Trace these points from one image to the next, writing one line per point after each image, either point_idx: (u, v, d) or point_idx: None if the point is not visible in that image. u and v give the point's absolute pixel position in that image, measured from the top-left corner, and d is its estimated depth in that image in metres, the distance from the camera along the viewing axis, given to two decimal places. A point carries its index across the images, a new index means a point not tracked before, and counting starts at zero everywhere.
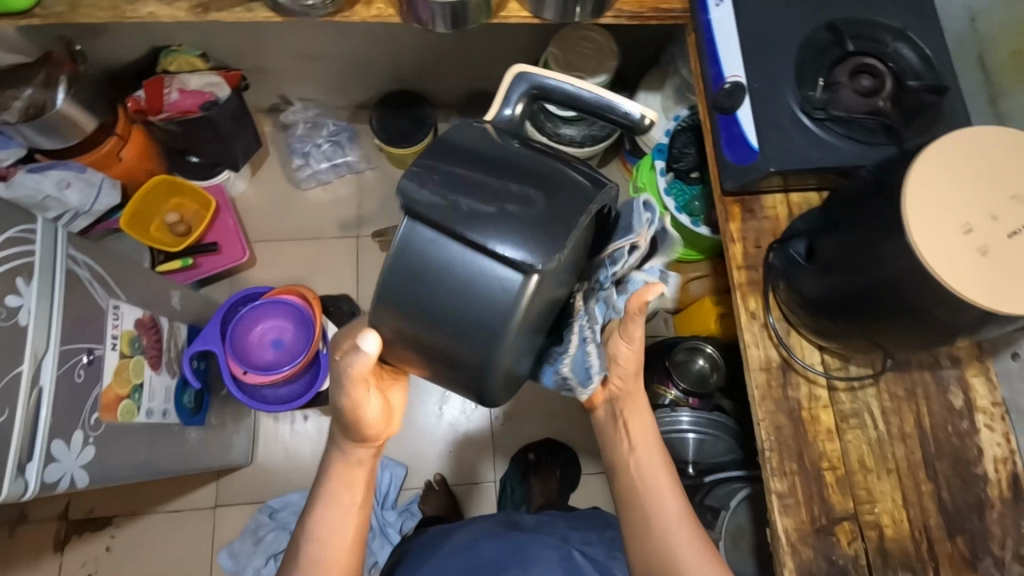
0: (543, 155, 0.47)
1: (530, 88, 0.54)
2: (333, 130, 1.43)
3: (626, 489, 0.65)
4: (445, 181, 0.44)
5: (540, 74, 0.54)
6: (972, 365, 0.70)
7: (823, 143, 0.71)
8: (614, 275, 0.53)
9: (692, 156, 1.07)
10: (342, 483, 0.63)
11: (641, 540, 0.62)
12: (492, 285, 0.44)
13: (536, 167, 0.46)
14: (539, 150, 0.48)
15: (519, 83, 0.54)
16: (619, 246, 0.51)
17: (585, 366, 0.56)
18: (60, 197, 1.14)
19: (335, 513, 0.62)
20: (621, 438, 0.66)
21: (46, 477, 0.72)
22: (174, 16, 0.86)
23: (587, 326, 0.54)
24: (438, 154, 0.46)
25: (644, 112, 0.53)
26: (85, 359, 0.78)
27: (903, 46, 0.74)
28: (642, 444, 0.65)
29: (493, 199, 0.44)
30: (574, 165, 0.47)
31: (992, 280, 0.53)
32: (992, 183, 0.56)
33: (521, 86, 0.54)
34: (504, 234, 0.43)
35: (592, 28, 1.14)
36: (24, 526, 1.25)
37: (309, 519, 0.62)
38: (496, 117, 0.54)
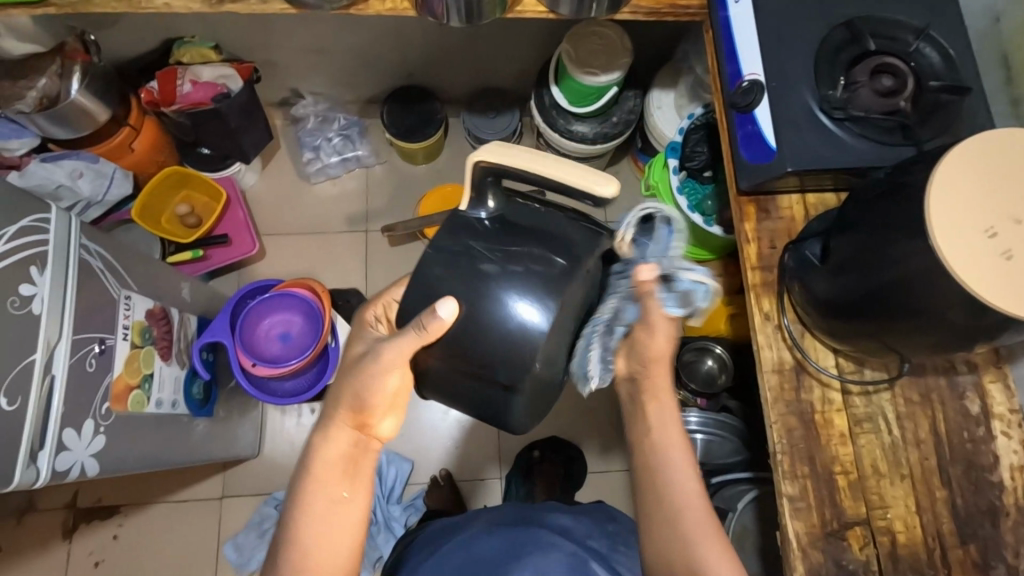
0: (558, 219, 0.56)
1: (490, 175, 0.55)
2: (343, 124, 1.43)
3: (638, 468, 0.61)
4: (474, 245, 0.54)
5: (495, 160, 0.54)
6: (989, 370, 0.69)
7: (842, 143, 0.70)
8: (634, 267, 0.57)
9: (704, 155, 1.06)
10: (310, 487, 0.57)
11: (657, 529, 0.60)
12: (517, 328, 0.52)
13: (554, 231, 0.55)
14: (546, 220, 0.56)
15: (482, 170, 0.55)
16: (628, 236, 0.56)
17: (585, 365, 0.57)
18: (73, 186, 1.15)
19: (307, 520, 0.56)
20: (639, 417, 0.62)
21: (57, 465, 0.72)
22: (188, 8, 0.86)
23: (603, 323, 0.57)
24: (466, 223, 0.56)
25: (606, 185, 0.53)
26: (97, 349, 0.78)
27: (924, 45, 0.73)
28: (661, 428, 0.61)
29: (516, 260, 0.53)
30: (583, 224, 0.57)
31: (1015, 285, 0.52)
32: (1016, 186, 0.55)
33: (485, 173, 0.55)
34: (526, 287, 0.52)
35: (606, 24, 1.12)
36: (32, 513, 1.26)
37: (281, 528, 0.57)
38: (465, 210, 0.57)
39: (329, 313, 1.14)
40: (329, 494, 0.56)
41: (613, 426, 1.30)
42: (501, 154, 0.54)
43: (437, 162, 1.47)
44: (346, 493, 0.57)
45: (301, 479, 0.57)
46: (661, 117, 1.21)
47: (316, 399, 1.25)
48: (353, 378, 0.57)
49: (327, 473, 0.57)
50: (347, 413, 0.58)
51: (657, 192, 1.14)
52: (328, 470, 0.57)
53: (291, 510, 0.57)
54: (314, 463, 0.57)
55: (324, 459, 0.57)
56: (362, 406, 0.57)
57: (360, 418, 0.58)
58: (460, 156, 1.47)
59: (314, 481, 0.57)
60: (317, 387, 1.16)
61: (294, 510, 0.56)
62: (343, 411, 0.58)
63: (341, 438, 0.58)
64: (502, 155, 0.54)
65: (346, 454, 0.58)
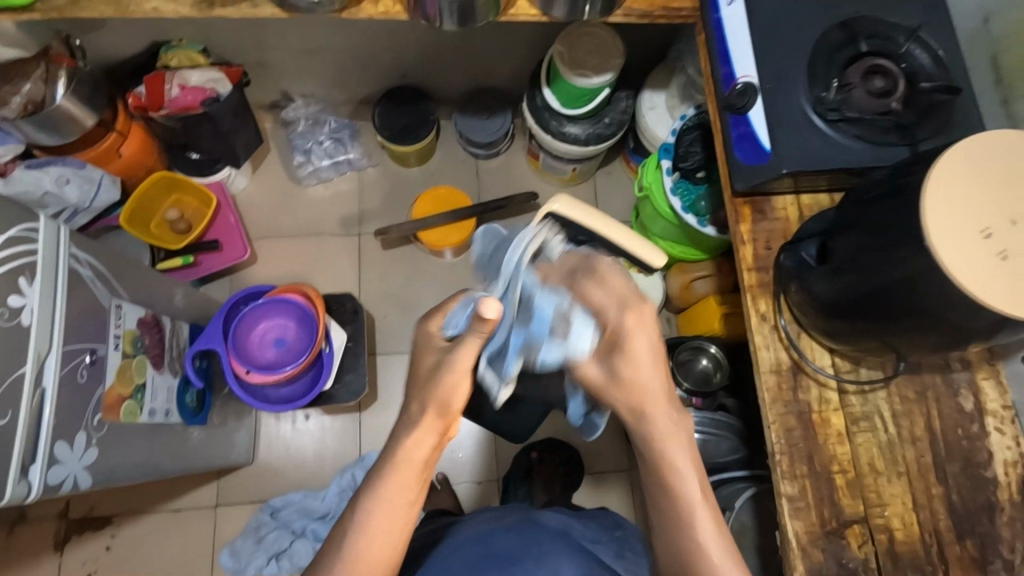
0: None
1: None
2: (334, 126, 1.42)
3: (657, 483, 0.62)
4: None
5: None
6: (982, 367, 0.70)
7: (835, 144, 0.70)
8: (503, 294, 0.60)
9: (698, 155, 1.05)
10: (395, 481, 0.61)
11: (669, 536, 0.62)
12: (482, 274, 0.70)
13: None
14: None
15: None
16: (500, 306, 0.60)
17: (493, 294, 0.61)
18: (59, 194, 1.12)
19: (382, 508, 0.61)
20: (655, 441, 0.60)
21: (49, 479, 0.71)
22: (177, 12, 0.85)
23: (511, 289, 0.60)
24: None
25: None
26: (88, 360, 0.77)
27: (915, 46, 0.73)
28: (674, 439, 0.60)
29: None
30: None
31: (1011, 286, 0.52)
32: (1010, 187, 0.55)
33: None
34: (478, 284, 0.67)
35: (597, 25, 1.12)
36: (23, 526, 1.24)
37: (357, 513, 0.61)
38: None
39: (324, 319, 1.13)
40: (403, 489, 0.61)
41: (611, 426, 1.31)
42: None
43: (429, 164, 1.46)
44: (417, 495, 0.62)
45: (383, 470, 0.62)
46: (653, 117, 1.22)
47: (312, 404, 1.24)
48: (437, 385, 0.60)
49: (408, 472, 0.61)
50: (435, 417, 0.61)
51: (651, 194, 1.14)
52: (410, 467, 0.61)
53: (366, 501, 0.61)
54: (397, 460, 0.61)
55: (407, 456, 0.61)
56: (447, 410, 0.61)
57: (444, 424, 0.61)
58: (453, 158, 1.47)
59: (394, 473, 0.61)
60: (313, 394, 1.15)
61: (367, 497, 0.61)
62: (431, 414, 0.61)
63: (424, 440, 0.61)
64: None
65: (424, 458, 0.62)
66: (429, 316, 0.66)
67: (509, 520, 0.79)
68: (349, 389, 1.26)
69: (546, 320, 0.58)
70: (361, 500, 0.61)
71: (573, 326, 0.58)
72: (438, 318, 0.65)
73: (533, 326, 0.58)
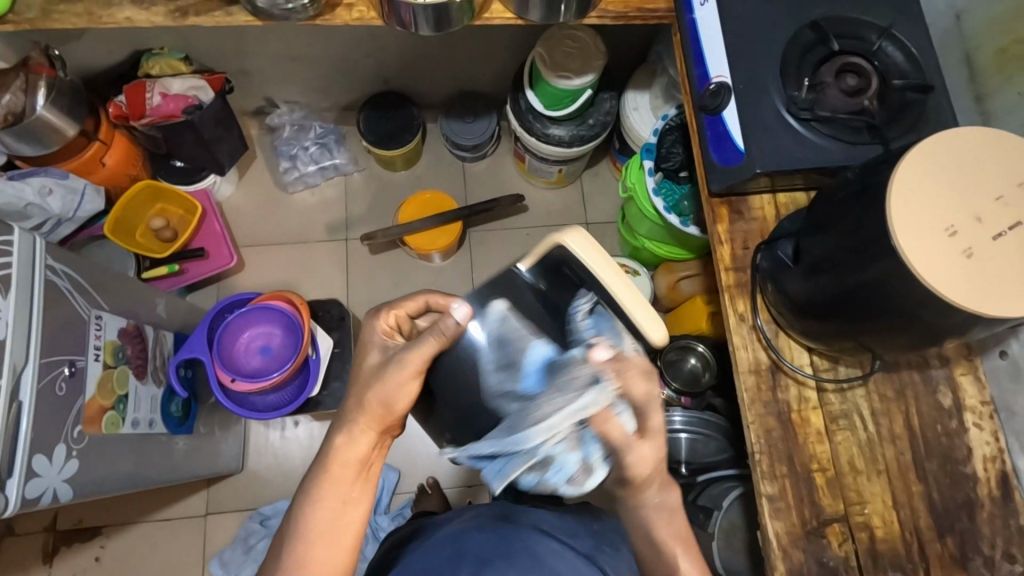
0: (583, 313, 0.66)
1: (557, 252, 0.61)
2: (319, 132, 1.42)
3: None
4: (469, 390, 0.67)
5: (569, 245, 0.60)
6: (961, 363, 0.70)
7: (808, 143, 0.71)
8: (541, 433, 0.55)
9: (680, 156, 1.06)
10: (329, 483, 0.61)
11: None
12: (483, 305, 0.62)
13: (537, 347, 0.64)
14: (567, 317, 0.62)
15: (553, 251, 0.62)
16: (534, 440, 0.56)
17: (539, 420, 0.55)
18: (42, 204, 1.10)
19: (322, 512, 0.61)
20: None
21: (27, 493, 0.70)
22: (151, 21, 0.85)
23: (553, 427, 0.55)
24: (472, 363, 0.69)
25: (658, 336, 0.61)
26: (67, 372, 0.77)
27: (887, 44, 0.74)
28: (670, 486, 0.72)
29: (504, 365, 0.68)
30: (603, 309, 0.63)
31: (977, 282, 0.52)
32: (974, 184, 0.55)
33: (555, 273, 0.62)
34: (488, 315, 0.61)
35: (578, 27, 1.12)
36: (11, 538, 1.24)
37: (297, 519, 0.61)
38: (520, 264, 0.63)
39: (309, 325, 1.12)
40: (340, 490, 0.62)
41: None
42: (584, 261, 0.61)
43: (415, 168, 1.46)
44: (358, 495, 0.62)
45: (319, 472, 0.62)
46: (638, 118, 1.21)
47: (299, 411, 1.24)
48: (375, 383, 0.61)
49: (343, 474, 0.62)
50: (363, 414, 0.62)
51: (635, 193, 1.13)
52: (346, 469, 0.62)
53: (303, 507, 0.61)
54: (331, 464, 0.62)
55: (339, 455, 0.62)
56: (382, 409, 0.61)
57: (375, 422, 0.62)
58: (439, 161, 1.47)
59: (329, 477, 0.62)
60: (300, 400, 1.14)
61: (307, 504, 0.61)
62: (363, 413, 0.62)
63: (360, 439, 0.62)
64: (586, 254, 0.61)
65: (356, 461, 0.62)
66: (379, 313, 0.66)
67: (492, 516, 0.79)
68: (336, 396, 1.25)
69: (572, 468, 0.57)
70: (300, 505, 0.62)
71: (590, 481, 0.58)
72: (389, 316, 0.66)
73: (549, 473, 0.58)
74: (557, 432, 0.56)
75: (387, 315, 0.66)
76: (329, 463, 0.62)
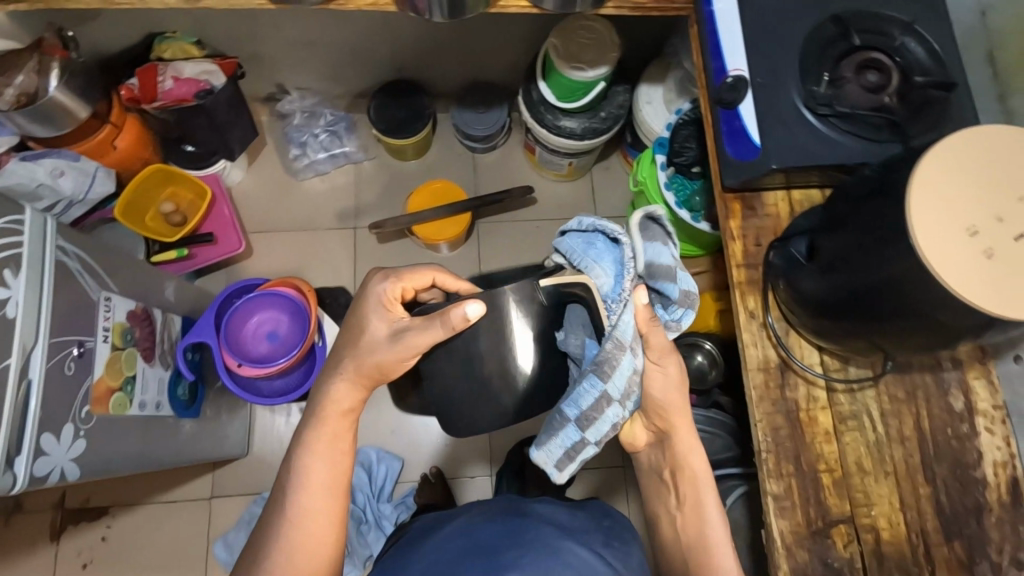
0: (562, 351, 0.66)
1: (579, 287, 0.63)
2: (330, 119, 1.42)
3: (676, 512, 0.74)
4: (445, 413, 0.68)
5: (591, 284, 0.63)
6: (974, 366, 0.69)
7: (826, 140, 0.69)
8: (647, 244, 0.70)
9: (693, 150, 1.04)
10: (319, 427, 0.68)
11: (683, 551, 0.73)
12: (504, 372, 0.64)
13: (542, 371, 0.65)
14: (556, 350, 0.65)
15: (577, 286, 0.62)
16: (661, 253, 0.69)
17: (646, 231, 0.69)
18: (54, 185, 1.11)
19: (317, 456, 0.67)
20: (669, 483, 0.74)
21: (35, 471, 0.71)
22: (165, 4, 0.85)
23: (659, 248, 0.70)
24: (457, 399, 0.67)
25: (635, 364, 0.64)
26: (76, 352, 0.77)
27: (910, 40, 0.72)
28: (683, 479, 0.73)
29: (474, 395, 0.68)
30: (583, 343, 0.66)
31: (996, 283, 0.51)
32: (995, 186, 0.54)
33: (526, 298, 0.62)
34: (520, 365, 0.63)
35: (594, 18, 1.10)
36: (19, 515, 1.25)
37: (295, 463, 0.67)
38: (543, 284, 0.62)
39: (316, 312, 1.12)
40: (332, 435, 0.68)
41: None
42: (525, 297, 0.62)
43: (426, 158, 1.46)
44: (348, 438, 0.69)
45: (313, 419, 0.69)
46: (649, 112, 1.19)
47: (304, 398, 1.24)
48: (374, 351, 0.65)
49: (335, 420, 0.68)
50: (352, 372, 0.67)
51: (646, 188, 1.13)
52: (336, 415, 0.68)
53: (300, 453, 0.67)
54: (325, 411, 0.68)
55: (330, 403, 0.68)
56: (377, 373, 0.67)
57: (370, 382, 0.68)
58: (450, 152, 1.46)
59: (323, 423, 0.68)
60: (305, 387, 1.14)
61: (303, 449, 0.67)
62: (354, 371, 0.67)
63: (348, 390, 0.68)
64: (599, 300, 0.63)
65: (349, 408, 0.68)
66: (389, 279, 0.68)
67: (496, 513, 0.79)
68: None
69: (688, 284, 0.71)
70: (297, 450, 0.68)
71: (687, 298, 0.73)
72: (398, 286, 0.67)
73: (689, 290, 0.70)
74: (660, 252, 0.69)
75: (395, 280, 0.67)
76: (322, 410, 0.69)
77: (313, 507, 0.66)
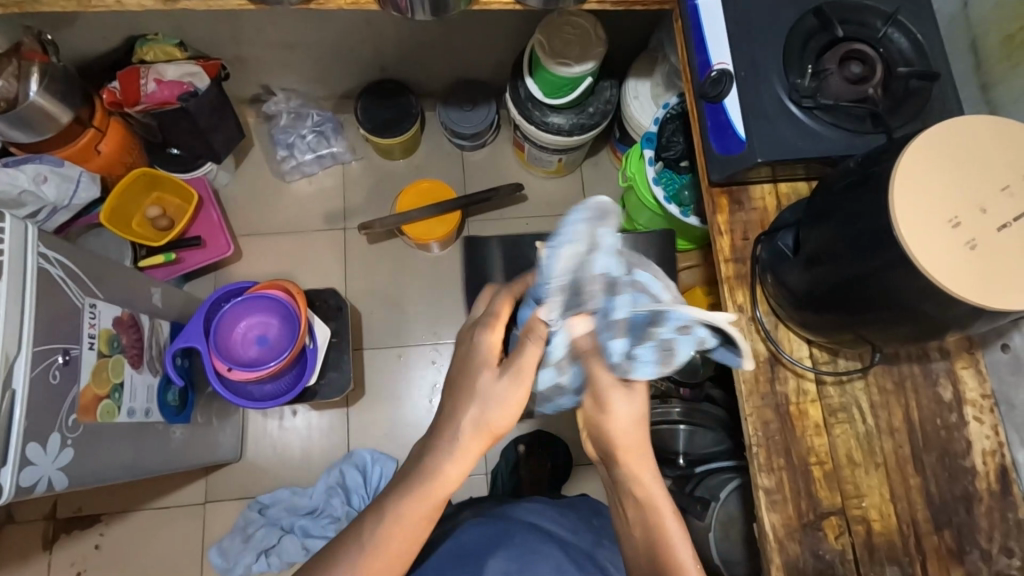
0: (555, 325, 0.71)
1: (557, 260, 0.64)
2: (317, 120, 1.40)
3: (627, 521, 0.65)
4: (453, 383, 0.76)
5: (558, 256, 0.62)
6: (961, 356, 0.69)
7: (811, 133, 0.69)
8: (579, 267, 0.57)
9: (680, 145, 1.03)
10: (422, 486, 0.60)
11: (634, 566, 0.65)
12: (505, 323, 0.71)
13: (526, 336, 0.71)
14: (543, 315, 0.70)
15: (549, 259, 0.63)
16: (604, 279, 0.57)
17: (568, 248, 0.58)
18: (37, 192, 1.09)
19: (406, 516, 0.59)
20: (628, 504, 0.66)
21: (21, 482, 0.70)
22: (142, 5, 0.83)
23: (596, 277, 0.57)
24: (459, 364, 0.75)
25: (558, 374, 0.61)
26: (61, 361, 0.76)
27: (893, 30, 0.72)
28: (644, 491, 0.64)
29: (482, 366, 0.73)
30: None
31: (979, 274, 0.52)
32: (977, 177, 0.54)
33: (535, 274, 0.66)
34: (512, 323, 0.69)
35: (579, 13, 1.10)
36: (11, 526, 1.24)
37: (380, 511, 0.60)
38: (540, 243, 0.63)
39: (305, 314, 1.11)
40: (430, 500, 0.60)
41: None
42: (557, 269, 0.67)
43: (414, 157, 1.45)
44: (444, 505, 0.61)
45: (419, 479, 0.60)
46: (637, 107, 1.19)
47: (296, 401, 1.23)
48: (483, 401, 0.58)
49: (441, 489, 0.60)
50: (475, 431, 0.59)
51: (635, 184, 1.13)
52: (444, 484, 0.60)
53: (393, 505, 0.60)
54: (430, 482, 0.59)
55: (437, 477, 0.60)
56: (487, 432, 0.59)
57: (483, 444, 0.60)
58: (439, 150, 1.45)
59: (426, 486, 0.59)
60: (295, 390, 1.14)
61: (398, 501, 0.59)
62: (474, 426, 0.59)
63: (465, 457, 0.60)
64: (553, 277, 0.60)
65: (459, 479, 0.60)
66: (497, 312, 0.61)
67: (484, 515, 0.79)
68: (334, 386, 1.24)
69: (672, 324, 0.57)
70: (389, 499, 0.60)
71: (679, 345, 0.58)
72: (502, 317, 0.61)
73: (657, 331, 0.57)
74: (597, 282, 0.57)
75: (500, 329, 0.60)
76: (432, 474, 0.60)
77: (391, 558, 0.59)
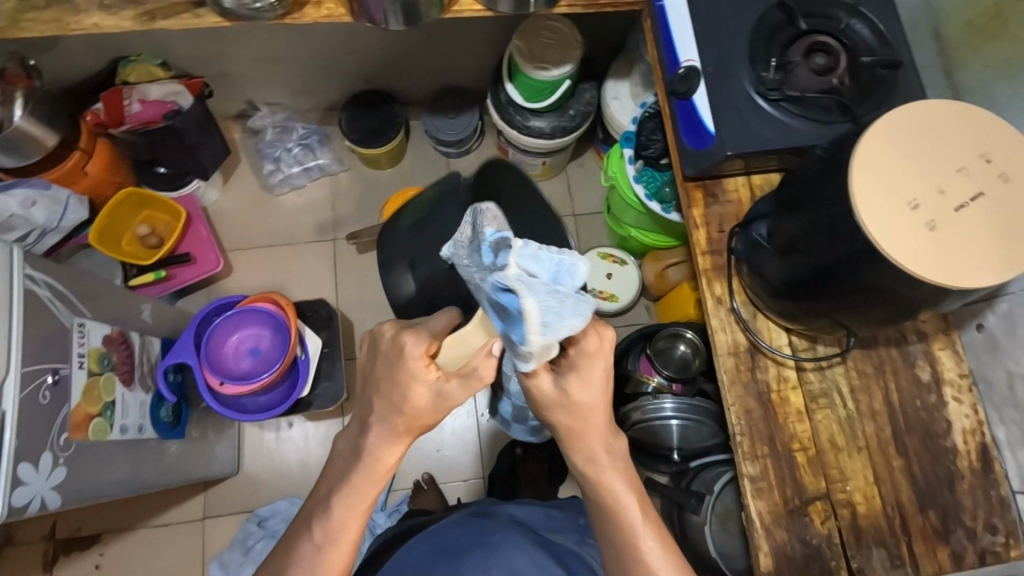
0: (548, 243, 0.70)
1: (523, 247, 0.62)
2: (302, 133, 1.42)
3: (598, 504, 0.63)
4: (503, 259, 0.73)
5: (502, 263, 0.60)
6: (938, 337, 0.70)
7: (779, 125, 0.71)
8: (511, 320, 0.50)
9: (659, 142, 1.04)
10: (359, 482, 0.61)
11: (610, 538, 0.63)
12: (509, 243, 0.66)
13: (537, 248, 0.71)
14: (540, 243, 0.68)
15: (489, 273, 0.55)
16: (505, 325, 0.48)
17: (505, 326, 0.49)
18: (26, 216, 1.10)
19: (347, 512, 0.61)
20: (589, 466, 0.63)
21: (14, 501, 0.71)
22: (120, 26, 0.85)
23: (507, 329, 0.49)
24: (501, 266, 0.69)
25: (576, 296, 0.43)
26: (51, 380, 0.77)
27: (855, 21, 0.74)
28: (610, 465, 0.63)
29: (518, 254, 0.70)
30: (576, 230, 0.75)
31: (941, 253, 0.53)
32: (936, 160, 0.55)
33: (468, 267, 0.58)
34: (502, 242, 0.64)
35: (554, 17, 1.11)
36: (11, 547, 1.24)
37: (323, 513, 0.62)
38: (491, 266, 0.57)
39: (296, 324, 1.12)
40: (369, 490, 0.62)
41: None
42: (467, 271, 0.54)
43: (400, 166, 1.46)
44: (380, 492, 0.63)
45: (355, 471, 0.61)
46: (617, 107, 1.20)
47: (291, 412, 1.24)
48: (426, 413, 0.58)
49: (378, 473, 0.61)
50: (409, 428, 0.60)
51: (617, 183, 1.13)
52: (377, 473, 0.61)
53: (337, 499, 0.61)
54: (368, 467, 0.61)
55: (379, 465, 0.61)
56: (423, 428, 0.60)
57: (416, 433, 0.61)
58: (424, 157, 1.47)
59: (364, 481, 0.61)
60: (289, 402, 1.14)
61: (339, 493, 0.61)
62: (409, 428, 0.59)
63: (396, 448, 0.61)
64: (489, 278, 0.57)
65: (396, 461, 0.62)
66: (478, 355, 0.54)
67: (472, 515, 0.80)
68: (328, 395, 1.26)
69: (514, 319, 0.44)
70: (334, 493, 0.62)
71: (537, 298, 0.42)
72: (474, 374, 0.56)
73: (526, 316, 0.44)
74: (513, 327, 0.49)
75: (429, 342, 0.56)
76: (364, 465, 0.61)
77: (351, 531, 0.62)
